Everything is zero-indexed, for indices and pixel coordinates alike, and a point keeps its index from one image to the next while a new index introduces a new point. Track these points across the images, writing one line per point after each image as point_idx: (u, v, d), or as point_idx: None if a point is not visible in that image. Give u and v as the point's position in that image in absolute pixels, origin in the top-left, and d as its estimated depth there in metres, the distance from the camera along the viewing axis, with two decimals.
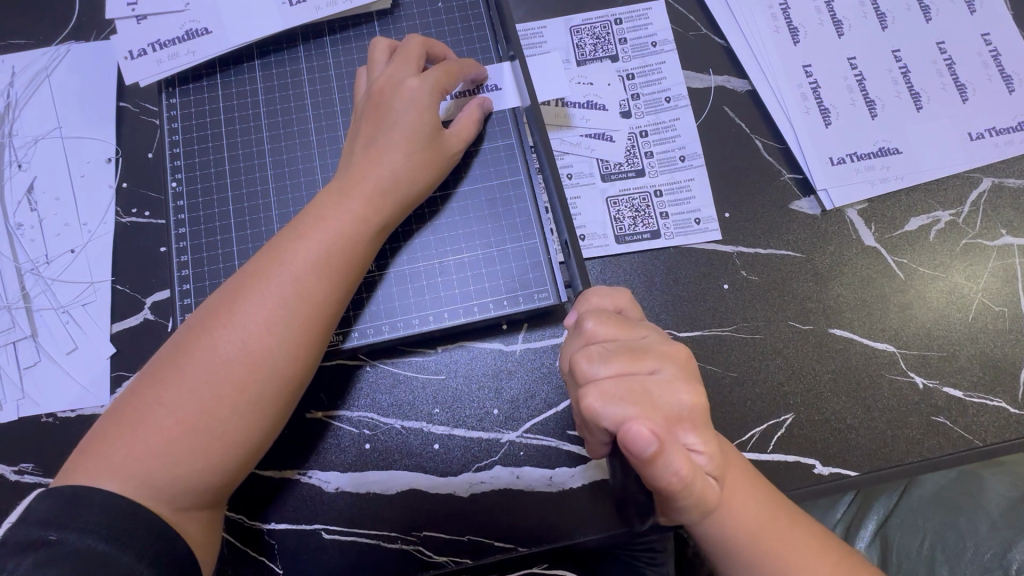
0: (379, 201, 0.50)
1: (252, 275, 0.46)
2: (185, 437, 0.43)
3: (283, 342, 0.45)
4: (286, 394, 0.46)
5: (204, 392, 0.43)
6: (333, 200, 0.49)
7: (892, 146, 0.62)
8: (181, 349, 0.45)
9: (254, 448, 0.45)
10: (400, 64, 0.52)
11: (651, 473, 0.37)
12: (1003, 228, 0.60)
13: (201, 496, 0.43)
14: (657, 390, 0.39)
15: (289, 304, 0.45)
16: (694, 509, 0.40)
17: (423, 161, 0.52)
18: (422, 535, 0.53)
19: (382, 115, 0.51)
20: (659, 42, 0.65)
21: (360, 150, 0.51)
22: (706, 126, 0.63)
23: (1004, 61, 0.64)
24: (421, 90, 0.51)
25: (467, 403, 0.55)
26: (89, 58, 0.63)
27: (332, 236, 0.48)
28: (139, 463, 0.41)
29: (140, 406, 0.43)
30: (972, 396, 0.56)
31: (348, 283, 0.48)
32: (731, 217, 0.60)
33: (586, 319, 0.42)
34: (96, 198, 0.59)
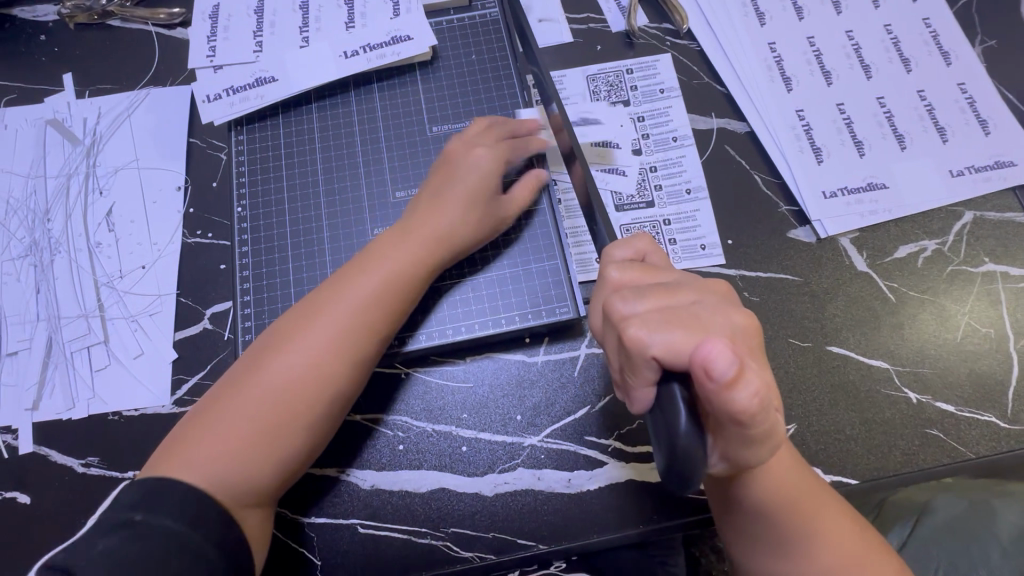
0: (433, 244, 0.57)
1: (320, 302, 0.53)
2: (255, 442, 0.48)
3: (345, 363, 0.51)
4: (340, 408, 0.52)
5: (273, 404, 0.49)
6: (397, 239, 0.56)
7: (879, 182, 0.68)
8: (254, 365, 0.51)
9: (308, 455, 0.51)
10: (481, 135, 0.62)
11: (727, 402, 0.33)
12: (985, 257, 0.66)
13: (260, 495, 0.49)
14: (706, 316, 0.37)
15: (351, 330, 0.52)
16: (763, 443, 0.35)
17: (479, 217, 0.59)
18: (450, 531, 0.57)
19: (451, 171, 0.60)
20: (666, 89, 0.73)
21: (426, 200, 0.59)
22: (709, 162, 0.70)
23: (979, 107, 0.71)
24: (485, 159, 0.60)
25: (493, 408, 0.60)
26: (165, 101, 0.72)
27: (391, 272, 0.54)
28: (215, 462, 0.47)
29: (218, 411, 0.49)
30: (963, 411, 0.60)
31: (401, 313, 0.55)
32: (733, 244, 0.66)
33: (609, 268, 0.42)
34: (166, 221, 0.67)
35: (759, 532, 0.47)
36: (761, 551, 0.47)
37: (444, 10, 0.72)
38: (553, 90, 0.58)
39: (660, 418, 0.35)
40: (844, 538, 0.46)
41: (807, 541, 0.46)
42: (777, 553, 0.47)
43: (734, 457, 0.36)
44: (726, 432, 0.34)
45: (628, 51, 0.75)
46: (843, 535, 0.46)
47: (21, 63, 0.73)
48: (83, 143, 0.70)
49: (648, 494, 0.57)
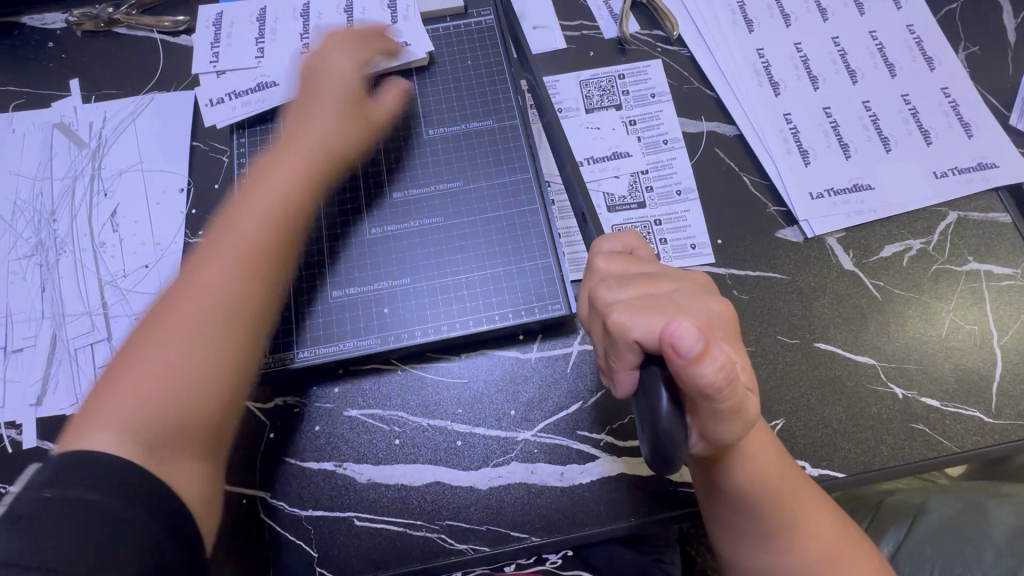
0: (311, 153, 0.59)
1: (216, 234, 0.53)
2: (170, 375, 0.45)
3: (252, 275, 0.51)
4: (256, 320, 0.50)
5: (181, 335, 0.47)
6: (277, 165, 0.57)
7: (865, 183, 0.70)
8: (156, 313, 0.49)
9: (237, 378, 0.48)
10: (337, 39, 0.65)
11: (696, 378, 0.34)
12: (969, 256, 0.67)
13: (187, 432, 0.45)
14: (683, 301, 0.39)
15: (254, 244, 0.52)
16: (736, 420, 0.37)
17: (349, 117, 0.62)
18: (445, 524, 0.58)
19: (315, 86, 0.63)
20: (657, 94, 0.75)
21: (295, 121, 0.61)
22: (699, 165, 0.71)
23: (962, 110, 0.73)
24: (348, 63, 0.64)
25: (487, 404, 0.61)
26: (169, 105, 0.74)
27: (285, 185, 0.55)
28: (128, 413, 0.43)
29: (127, 364, 0.46)
30: (948, 406, 0.61)
31: (301, 221, 0.56)
32: (723, 243, 0.68)
33: (596, 259, 0.44)
34: (169, 221, 0.68)
35: (742, 524, 0.48)
36: (745, 542, 0.49)
37: (441, 18, 0.74)
38: (549, 106, 0.60)
39: (643, 401, 0.36)
40: (821, 529, 0.48)
41: (789, 531, 0.48)
42: (760, 544, 0.48)
43: (712, 436, 0.38)
44: (702, 410, 0.36)
45: (620, 57, 0.77)
46: (823, 525, 0.48)
47: (29, 70, 0.76)
48: (88, 146, 0.72)
49: (639, 487, 0.58)
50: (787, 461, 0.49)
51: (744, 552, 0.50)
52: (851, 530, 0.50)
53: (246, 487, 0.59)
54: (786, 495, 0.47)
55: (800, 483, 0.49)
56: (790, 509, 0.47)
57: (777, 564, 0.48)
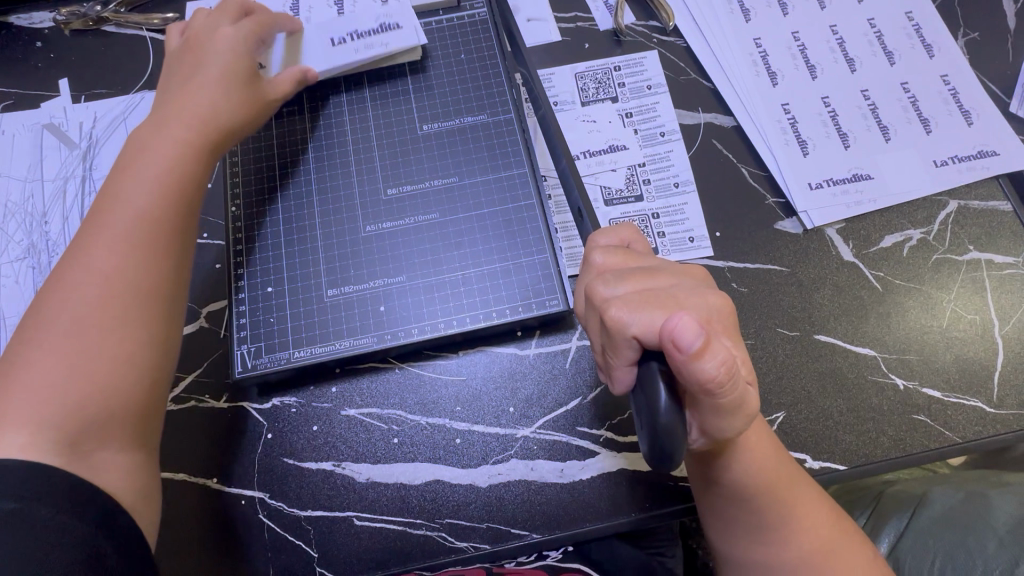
0: (197, 132, 0.58)
1: (95, 220, 0.53)
2: (65, 360, 0.47)
3: (138, 258, 0.51)
4: (158, 299, 0.51)
5: (75, 324, 0.48)
6: (144, 146, 0.57)
7: (864, 173, 0.69)
8: (41, 307, 0.49)
9: (148, 362, 0.50)
10: (216, 18, 0.64)
11: (697, 372, 0.34)
12: (970, 245, 0.67)
13: (97, 417, 0.47)
14: (682, 296, 0.38)
15: (135, 226, 0.52)
16: (738, 416, 0.37)
17: (241, 97, 0.61)
18: (445, 522, 0.58)
19: (197, 59, 0.62)
20: (653, 85, 0.74)
21: (172, 93, 0.60)
22: (696, 157, 0.71)
23: (962, 98, 0.72)
24: (231, 34, 0.62)
25: (486, 401, 0.61)
26: None
27: (162, 166, 0.55)
28: (27, 404, 0.45)
29: (22, 351, 0.48)
30: (950, 397, 0.61)
31: (188, 201, 0.56)
32: (721, 236, 0.67)
33: (593, 254, 0.43)
34: None
35: (739, 520, 0.48)
36: (744, 539, 0.49)
37: (433, 11, 0.73)
38: (543, 95, 0.60)
39: (642, 397, 0.36)
40: (816, 523, 0.48)
41: (784, 526, 0.47)
42: (757, 541, 0.48)
43: (711, 430, 0.38)
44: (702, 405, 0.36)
45: (616, 49, 0.76)
46: (819, 521, 0.48)
47: (18, 70, 0.75)
48: (79, 146, 0.71)
49: (640, 483, 0.58)
50: (782, 456, 0.49)
51: (742, 548, 0.49)
52: (848, 530, 0.49)
53: (244, 488, 0.58)
54: (783, 492, 0.47)
55: (796, 479, 0.48)
56: (786, 505, 0.47)
57: (771, 560, 0.48)
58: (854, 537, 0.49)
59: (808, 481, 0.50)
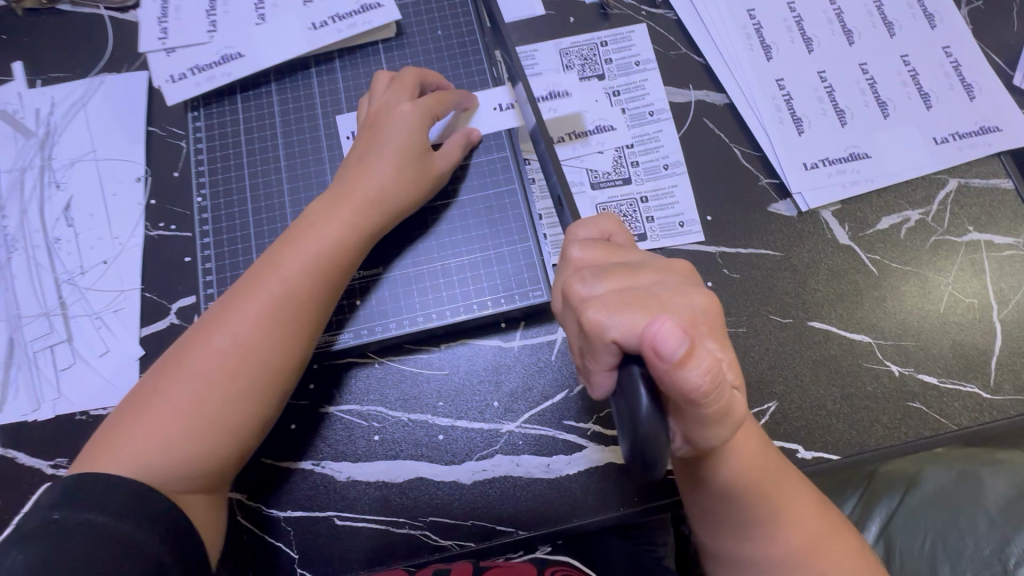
0: (367, 212, 0.55)
1: (247, 281, 0.52)
2: (184, 423, 0.48)
3: (272, 339, 0.51)
4: (273, 383, 0.51)
5: (202, 386, 0.49)
6: (315, 220, 0.55)
7: (862, 151, 0.66)
8: (181, 350, 0.50)
9: (250, 432, 0.51)
10: (396, 91, 0.59)
11: (680, 381, 0.32)
12: (969, 225, 0.64)
13: (201, 479, 0.48)
14: (664, 296, 0.36)
15: (276, 305, 0.51)
16: (722, 422, 0.36)
17: (412, 176, 0.57)
18: (428, 521, 0.56)
19: (376, 134, 0.57)
20: (642, 62, 0.70)
21: (353, 164, 0.57)
22: (687, 137, 0.67)
23: (964, 71, 0.69)
24: (412, 112, 0.57)
25: (469, 395, 0.59)
26: (123, 87, 0.69)
27: (312, 249, 0.53)
28: (141, 451, 0.46)
29: (148, 397, 0.49)
30: (946, 382, 0.59)
31: (330, 288, 0.54)
32: (712, 220, 0.65)
33: (570, 247, 0.41)
34: (127, 214, 0.65)
35: (725, 517, 0.47)
36: (730, 535, 0.48)
37: None
38: (518, 68, 0.54)
39: (621, 403, 0.33)
40: (806, 523, 0.46)
41: (770, 524, 0.46)
42: (742, 538, 0.47)
43: (693, 437, 0.36)
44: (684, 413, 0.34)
45: (602, 22, 0.72)
46: (807, 518, 0.46)
47: None
48: (37, 135, 0.68)
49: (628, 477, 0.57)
50: (773, 453, 0.47)
51: (728, 545, 0.48)
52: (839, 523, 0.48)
53: None
54: (771, 489, 0.45)
55: (786, 477, 0.47)
56: (773, 503, 0.46)
57: (756, 558, 0.47)
58: (843, 532, 0.47)
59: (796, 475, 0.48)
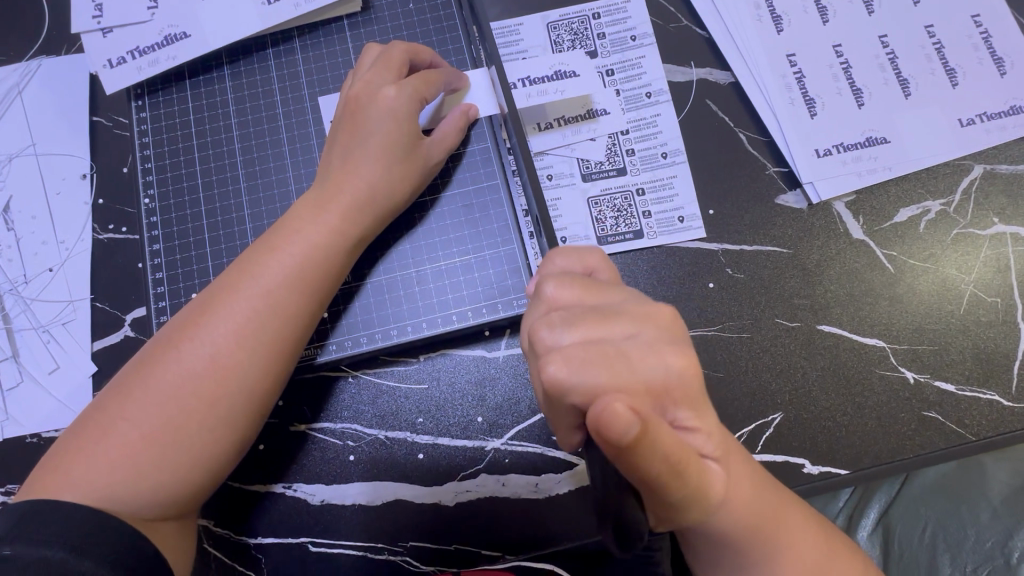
0: (356, 214, 0.50)
1: (223, 288, 0.46)
2: (153, 447, 0.42)
3: (253, 354, 0.45)
4: (255, 403, 0.45)
5: (174, 405, 0.43)
6: (299, 222, 0.49)
7: (879, 135, 0.60)
8: (148, 361, 0.44)
9: (228, 456, 0.45)
10: (380, 69, 0.51)
11: (630, 461, 0.29)
12: (994, 216, 0.59)
13: (173, 507, 0.43)
14: (636, 356, 0.33)
15: (258, 316, 0.45)
16: (683, 498, 0.33)
17: (402, 172, 0.51)
18: (408, 545, 0.52)
19: (358, 124, 0.51)
20: (638, 36, 0.63)
21: (336, 159, 0.51)
22: (688, 121, 0.61)
23: (995, 43, 0.62)
24: (398, 98, 0.50)
25: (451, 411, 0.55)
26: (60, 73, 0.62)
27: (299, 253, 0.47)
28: (103, 477, 0.41)
29: (110, 414, 0.43)
30: (964, 390, 0.55)
31: (317, 298, 0.48)
32: (715, 214, 0.59)
33: (546, 282, 0.36)
34: (72, 215, 0.59)
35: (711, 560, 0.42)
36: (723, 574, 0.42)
37: None
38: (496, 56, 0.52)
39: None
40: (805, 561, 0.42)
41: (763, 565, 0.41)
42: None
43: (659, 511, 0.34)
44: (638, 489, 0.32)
45: None
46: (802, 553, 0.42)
47: None
48: None
49: None
50: (768, 483, 0.42)
51: None
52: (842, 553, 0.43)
53: None
54: (767, 532, 0.40)
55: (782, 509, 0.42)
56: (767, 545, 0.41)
57: None
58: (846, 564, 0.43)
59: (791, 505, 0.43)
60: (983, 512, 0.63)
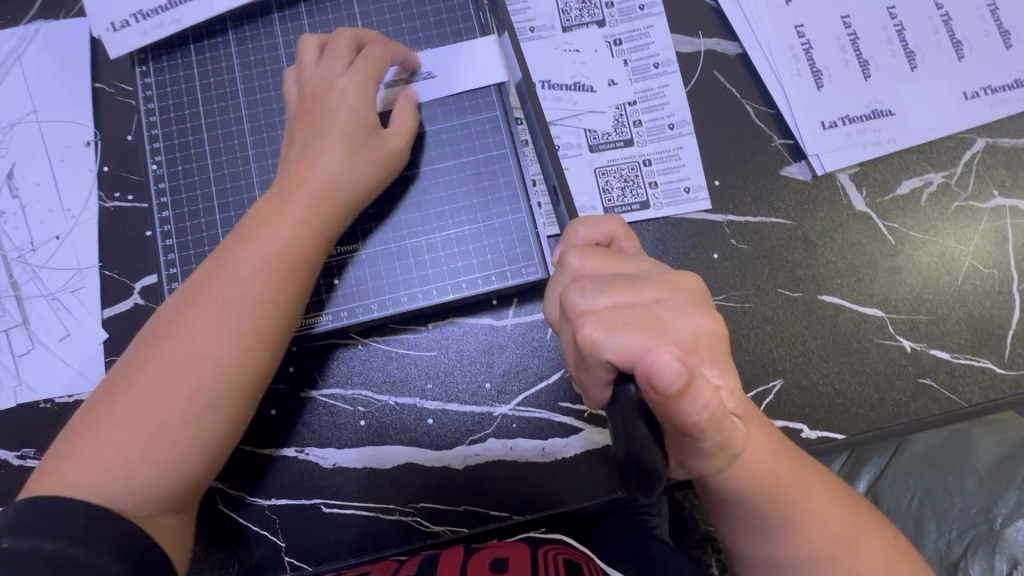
0: (330, 202, 0.49)
1: (199, 285, 0.46)
2: (148, 447, 0.42)
3: (243, 346, 0.45)
4: (245, 394, 0.46)
5: (163, 404, 0.43)
6: (267, 215, 0.48)
7: (885, 108, 0.61)
8: (131, 365, 0.44)
9: (220, 448, 0.46)
10: (328, 60, 0.51)
11: (671, 412, 0.32)
12: (994, 190, 0.60)
13: (173, 502, 0.43)
14: (666, 317, 0.35)
15: (241, 311, 0.45)
16: (715, 450, 0.36)
17: (369, 159, 0.51)
18: (419, 506, 0.54)
19: (315, 114, 0.51)
20: (647, 5, 0.63)
21: (296, 153, 0.50)
22: (695, 92, 0.61)
23: (1002, 15, 0.62)
24: (350, 86, 0.50)
25: (459, 377, 0.56)
26: (59, 37, 0.61)
27: (276, 246, 0.47)
28: (98, 479, 0.40)
29: (95, 421, 0.42)
30: (959, 358, 0.57)
31: (301, 286, 0.48)
32: (720, 185, 0.59)
33: (569, 254, 0.39)
34: (77, 183, 0.58)
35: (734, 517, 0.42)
36: (729, 525, 0.43)
37: None
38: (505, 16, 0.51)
39: (616, 418, 0.33)
40: (827, 525, 0.42)
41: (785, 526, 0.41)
42: (761, 537, 0.42)
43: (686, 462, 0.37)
44: (670, 441, 0.34)
45: None
46: (821, 516, 0.42)
47: None
48: None
49: None
50: (787, 448, 0.43)
51: (746, 547, 0.43)
52: (867, 511, 0.44)
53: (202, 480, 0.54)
54: (784, 492, 0.41)
55: (802, 472, 0.42)
56: (786, 505, 0.41)
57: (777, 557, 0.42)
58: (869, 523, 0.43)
59: (804, 459, 0.43)
60: (968, 479, 0.68)
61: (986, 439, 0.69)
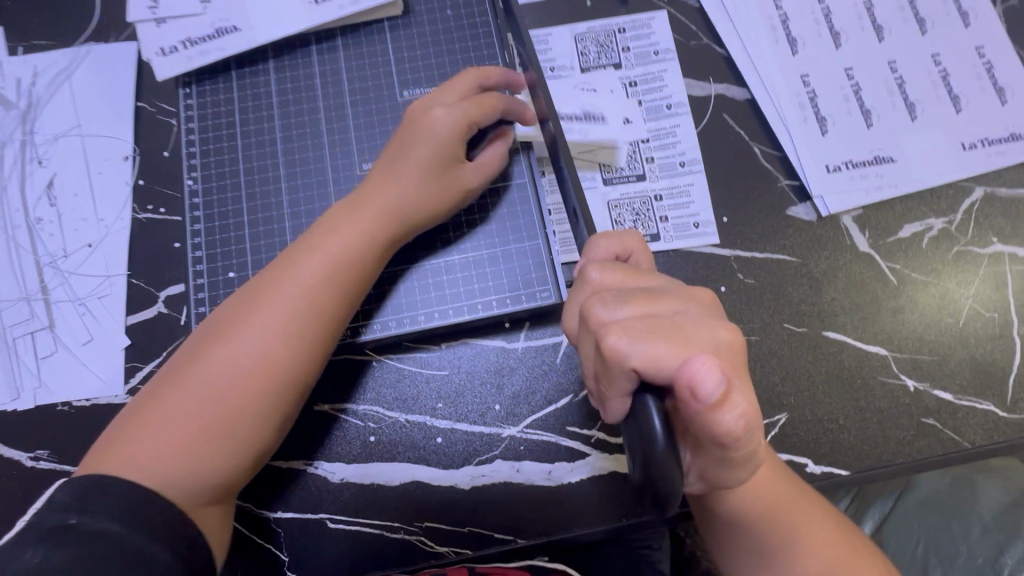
0: (388, 216, 0.52)
1: (264, 285, 0.48)
2: (205, 435, 0.44)
3: (295, 351, 0.47)
4: (297, 392, 0.48)
5: (222, 395, 0.45)
6: (334, 225, 0.51)
7: (886, 155, 0.64)
8: (196, 353, 0.46)
9: (267, 445, 0.47)
10: (440, 92, 0.54)
11: (708, 417, 0.33)
12: (993, 237, 0.62)
13: (221, 492, 0.45)
14: (687, 326, 0.37)
15: (301, 314, 0.47)
16: (741, 463, 0.37)
17: (437, 188, 0.53)
18: (424, 526, 0.54)
19: (405, 141, 0.53)
20: (661, 51, 0.67)
21: (378, 170, 0.53)
22: (706, 132, 0.64)
23: (997, 74, 0.66)
24: (446, 120, 0.52)
25: (470, 398, 0.57)
26: (107, 58, 0.64)
27: (338, 254, 0.49)
28: (160, 461, 0.43)
29: (161, 403, 0.45)
30: (961, 400, 0.57)
31: (354, 298, 0.50)
32: (728, 222, 0.62)
33: (589, 268, 0.41)
34: (113, 194, 0.61)
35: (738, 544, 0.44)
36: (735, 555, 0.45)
37: None
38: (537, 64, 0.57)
39: (635, 431, 0.34)
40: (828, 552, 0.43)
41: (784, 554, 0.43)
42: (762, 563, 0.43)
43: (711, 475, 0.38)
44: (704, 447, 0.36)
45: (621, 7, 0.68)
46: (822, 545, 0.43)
47: None
48: (17, 106, 0.63)
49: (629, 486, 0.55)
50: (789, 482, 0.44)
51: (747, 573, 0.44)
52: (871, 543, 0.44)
53: None
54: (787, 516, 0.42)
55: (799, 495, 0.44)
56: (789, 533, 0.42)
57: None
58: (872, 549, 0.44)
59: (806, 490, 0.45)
60: (973, 527, 0.67)
61: (990, 487, 0.69)
